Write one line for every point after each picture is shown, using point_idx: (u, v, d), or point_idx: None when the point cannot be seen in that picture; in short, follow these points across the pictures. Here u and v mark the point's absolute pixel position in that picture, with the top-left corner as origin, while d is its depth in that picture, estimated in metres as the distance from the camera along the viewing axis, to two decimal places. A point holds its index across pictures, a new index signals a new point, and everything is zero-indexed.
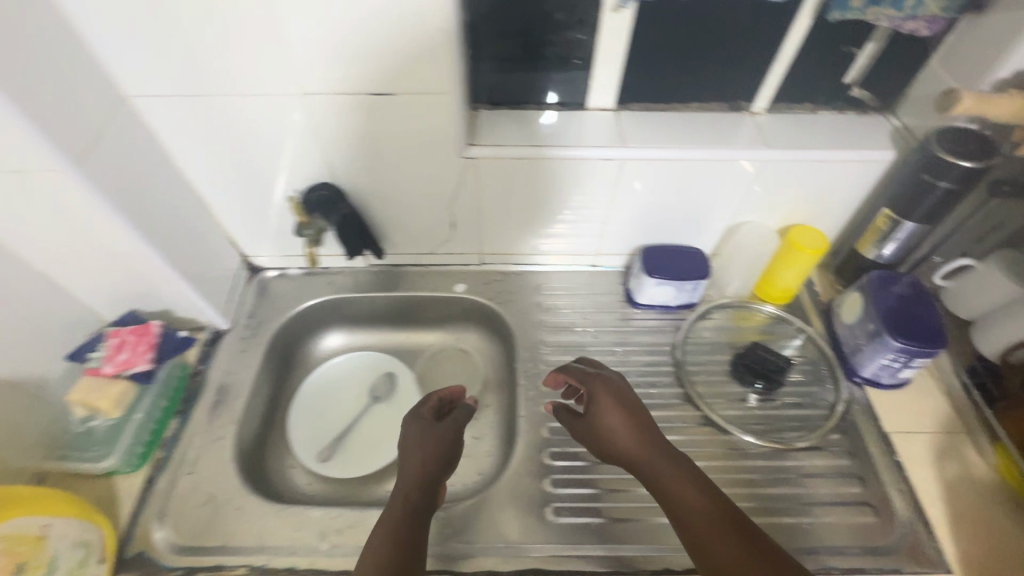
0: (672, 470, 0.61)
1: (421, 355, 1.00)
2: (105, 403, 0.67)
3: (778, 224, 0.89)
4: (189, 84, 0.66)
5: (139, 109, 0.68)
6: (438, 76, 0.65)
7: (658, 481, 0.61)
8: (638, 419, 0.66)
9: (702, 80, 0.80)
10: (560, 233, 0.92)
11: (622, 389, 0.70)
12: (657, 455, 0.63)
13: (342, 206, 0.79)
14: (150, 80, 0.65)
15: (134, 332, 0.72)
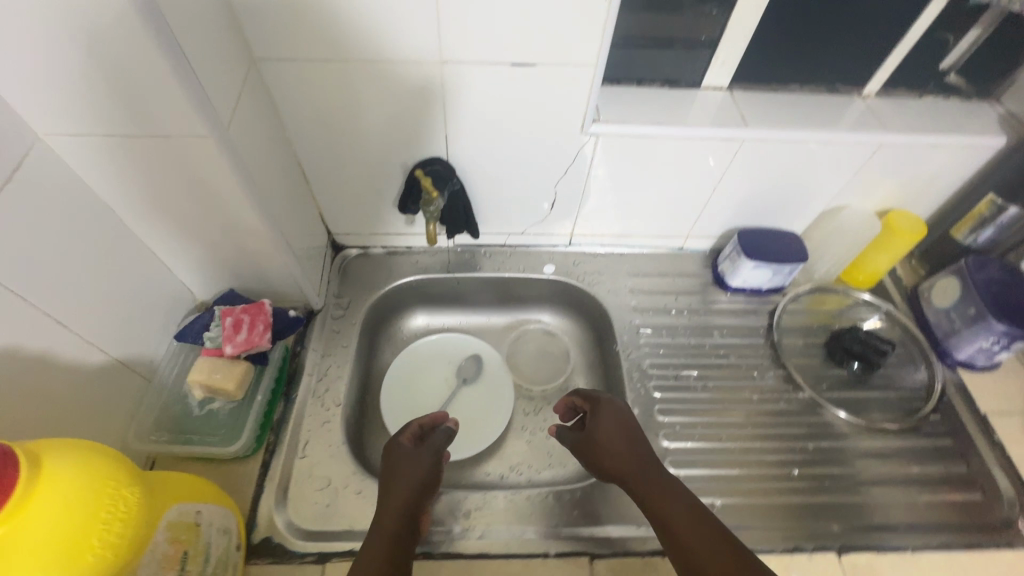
0: (665, 489, 0.60)
1: (505, 338, 0.98)
2: (229, 385, 0.64)
3: (876, 208, 0.90)
4: (322, 47, 0.62)
5: (264, 71, 0.64)
6: (586, 48, 0.63)
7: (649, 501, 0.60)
8: (636, 441, 0.66)
9: (817, 61, 0.80)
10: (657, 214, 0.91)
11: (625, 415, 0.70)
12: (640, 469, 0.64)
13: (455, 182, 0.77)
14: (280, 40, 0.60)
15: (244, 308, 0.68)
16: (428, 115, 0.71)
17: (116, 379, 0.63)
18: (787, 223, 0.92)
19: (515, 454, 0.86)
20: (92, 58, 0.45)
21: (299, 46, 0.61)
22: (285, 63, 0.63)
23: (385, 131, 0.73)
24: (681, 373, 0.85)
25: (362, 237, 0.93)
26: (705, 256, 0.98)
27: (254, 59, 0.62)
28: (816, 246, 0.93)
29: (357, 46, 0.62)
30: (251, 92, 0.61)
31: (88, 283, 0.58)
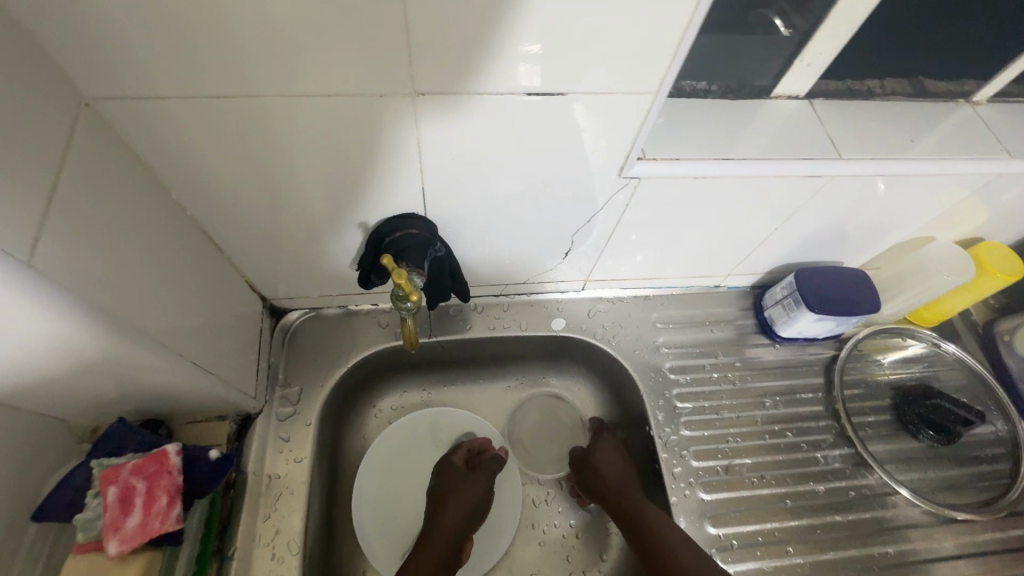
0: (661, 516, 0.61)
1: (505, 408, 0.78)
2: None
3: (958, 238, 0.73)
4: (228, 74, 0.38)
5: (109, 118, 0.40)
6: (649, 68, 0.42)
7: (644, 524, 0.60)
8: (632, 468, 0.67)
9: (923, 55, 0.60)
10: (696, 253, 0.71)
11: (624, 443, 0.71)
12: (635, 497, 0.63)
13: (437, 248, 0.54)
14: (143, 67, 0.37)
15: (131, 469, 0.46)
16: (404, 161, 0.48)
17: None
18: (850, 257, 0.74)
19: (526, 567, 0.69)
20: None
21: (185, 74, 0.38)
22: (153, 102, 0.40)
23: (337, 184, 0.50)
24: (732, 462, 0.68)
25: (310, 299, 0.69)
26: (746, 294, 0.80)
27: (83, 99, 0.39)
28: (886, 284, 0.75)
29: (266, 71, 0.38)
30: (90, 154, 0.38)
31: None
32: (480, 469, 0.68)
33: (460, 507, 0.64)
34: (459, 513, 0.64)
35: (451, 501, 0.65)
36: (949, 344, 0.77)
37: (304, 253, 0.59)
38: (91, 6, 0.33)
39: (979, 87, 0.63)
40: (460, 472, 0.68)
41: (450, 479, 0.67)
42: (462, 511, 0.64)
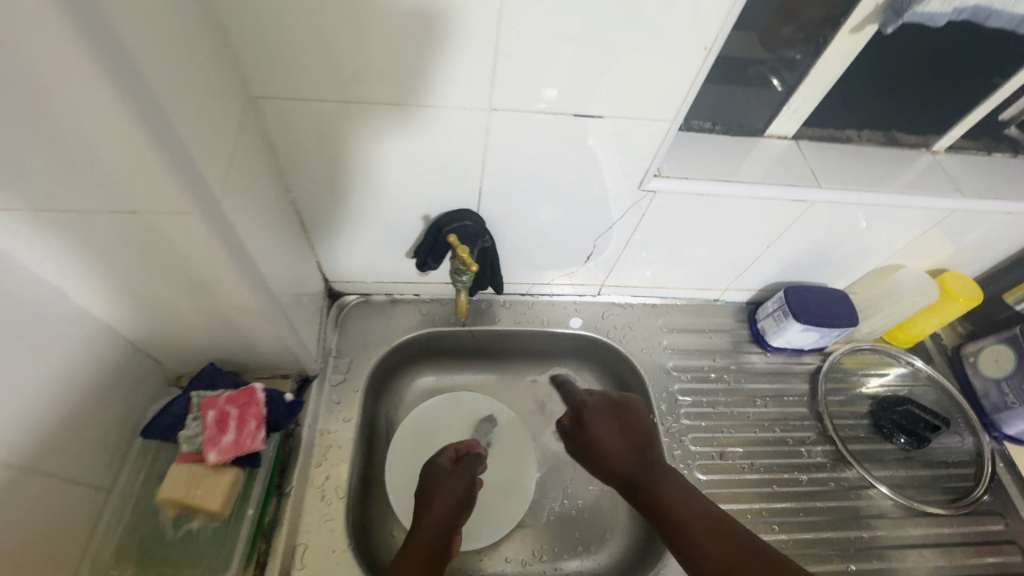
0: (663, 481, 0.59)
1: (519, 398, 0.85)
2: (214, 504, 0.53)
3: (927, 267, 0.84)
4: (351, 85, 0.50)
5: (263, 112, 0.52)
6: (668, 101, 0.54)
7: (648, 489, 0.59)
8: (628, 428, 0.66)
9: (891, 111, 0.73)
10: (698, 267, 0.82)
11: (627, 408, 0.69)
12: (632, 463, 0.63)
13: (485, 239, 0.66)
14: (295, 76, 0.49)
15: (228, 400, 0.56)
16: (467, 163, 0.60)
17: (56, 492, 0.49)
18: (833, 279, 0.85)
19: (538, 536, 0.75)
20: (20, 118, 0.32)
21: (321, 83, 0.50)
22: (290, 103, 0.52)
23: (411, 179, 0.61)
24: (726, 449, 0.77)
25: (364, 284, 0.79)
26: (741, 309, 0.91)
27: (251, 97, 0.50)
28: (864, 304, 0.86)
29: (382, 86, 0.51)
30: (250, 139, 0.50)
31: (27, 385, 0.45)
32: (465, 467, 0.69)
33: (446, 501, 0.63)
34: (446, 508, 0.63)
35: (438, 494, 0.64)
36: (921, 363, 0.87)
37: (369, 239, 0.70)
38: (276, 29, 0.45)
39: (935, 139, 0.75)
40: (444, 469, 0.68)
41: (435, 475, 0.67)
42: (450, 505, 0.63)
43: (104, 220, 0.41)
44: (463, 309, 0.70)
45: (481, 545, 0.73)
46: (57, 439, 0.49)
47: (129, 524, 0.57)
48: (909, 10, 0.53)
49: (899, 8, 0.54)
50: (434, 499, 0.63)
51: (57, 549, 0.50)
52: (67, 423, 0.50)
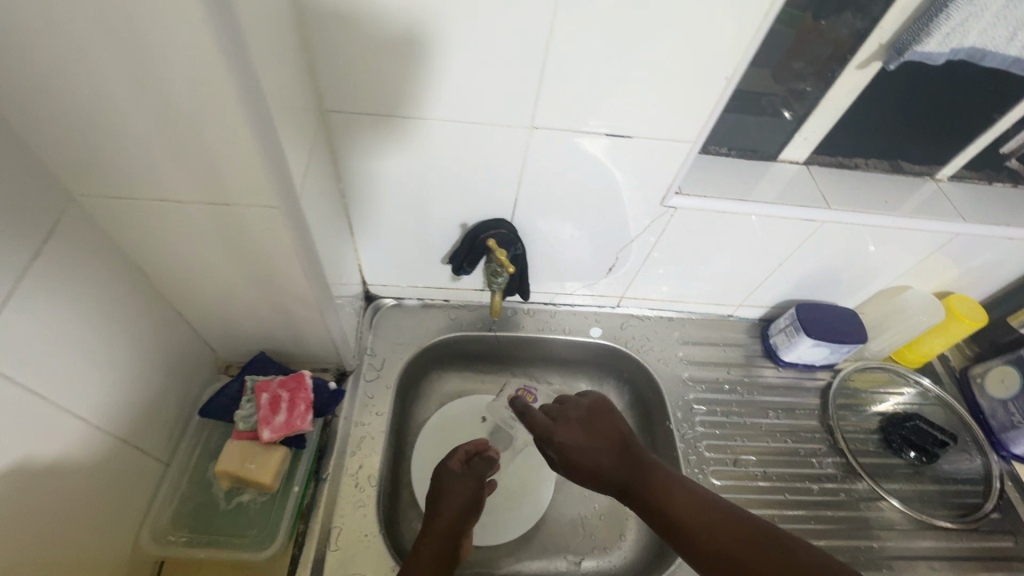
0: (666, 481, 0.57)
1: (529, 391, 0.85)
2: (266, 477, 0.57)
3: (934, 289, 0.88)
4: (408, 102, 0.57)
5: (331, 124, 0.59)
6: (691, 124, 0.60)
7: (656, 495, 0.56)
8: (608, 434, 0.63)
9: (897, 140, 0.78)
10: (714, 282, 0.86)
11: (591, 415, 0.65)
12: (628, 469, 0.59)
13: (518, 246, 0.72)
14: (360, 93, 0.56)
15: (286, 385, 0.61)
16: (505, 174, 0.66)
17: (123, 460, 0.54)
18: (844, 298, 0.89)
19: (556, 535, 0.78)
20: (151, 117, 0.39)
21: (383, 100, 0.56)
22: (354, 117, 0.58)
23: (453, 188, 0.67)
24: (739, 457, 0.80)
25: (399, 288, 0.85)
26: (754, 325, 0.95)
27: (324, 110, 0.57)
28: (874, 323, 0.89)
29: (438, 105, 0.57)
30: (320, 147, 0.56)
31: (110, 356, 0.51)
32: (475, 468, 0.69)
33: (453, 505, 0.63)
34: (453, 513, 0.63)
35: (447, 497, 0.64)
36: (927, 381, 0.90)
37: (409, 244, 0.76)
38: (353, 52, 0.52)
39: (939, 168, 0.80)
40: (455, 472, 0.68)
41: (447, 477, 0.67)
42: (457, 509, 0.63)
43: (198, 210, 0.47)
44: (497, 309, 0.77)
45: (502, 541, 0.76)
46: (129, 409, 0.54)
47: (184, 495, 0.62)
48: (911, 49, 0.60)
49: (902, 47, 0.60)
50: (441, 502, 0.63)
51: (119, 513, 0.54)
52: (139, 395, 0.55)
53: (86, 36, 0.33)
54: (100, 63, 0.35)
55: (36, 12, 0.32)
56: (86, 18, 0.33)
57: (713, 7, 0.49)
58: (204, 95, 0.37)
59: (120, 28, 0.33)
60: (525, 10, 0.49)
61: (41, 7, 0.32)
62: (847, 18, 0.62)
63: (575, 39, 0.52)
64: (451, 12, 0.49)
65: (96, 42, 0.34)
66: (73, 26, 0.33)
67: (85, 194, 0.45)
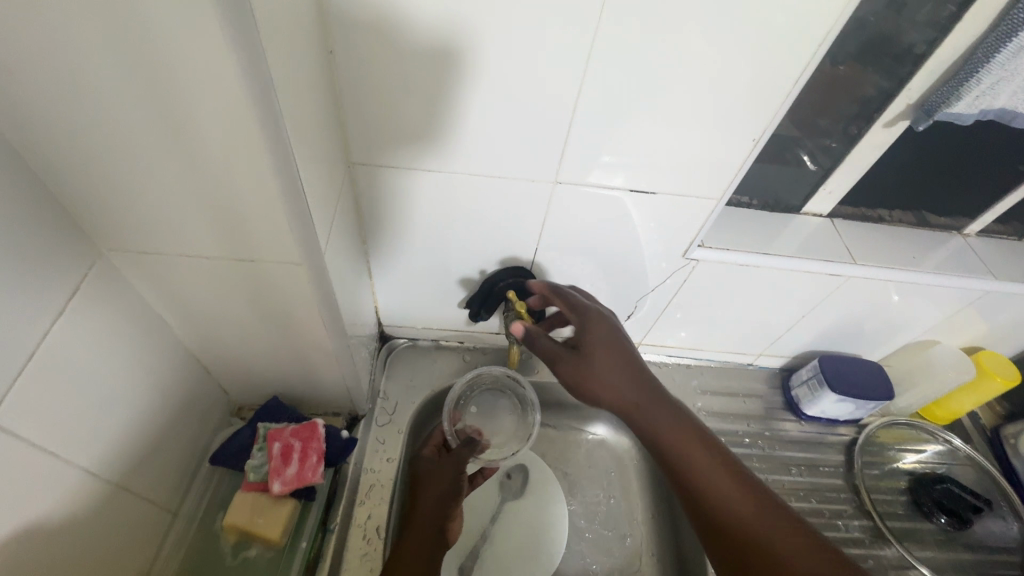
0: (673, 421, 0.60)
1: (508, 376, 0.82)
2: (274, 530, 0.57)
3: (962, 344, 0.85)
4: (439, 155, 0.58)
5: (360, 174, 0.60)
6: (716, 180, 0.61)
7: (656, 432, 0.60)
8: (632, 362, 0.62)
9: (922, 195, 0.77)
10: (734, 332, 0.85)
11: (620, 335, 0.63)
12: (642, 400, 0.61)
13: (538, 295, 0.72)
14: (394, 145, 0.57)
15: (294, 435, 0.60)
16: (529, 222, 0.66)
17: (130, 511, 0.53)
18: (868, 351, 0.87)
19: None
20: (179, 177, 0.39)
21: (415, 152, 0.58)
22: (385, 168, 0.60)
23: (477, 235, 0.68)
24: None
25: (414, 329, 0.84)
26: (775, 375, 0.92)
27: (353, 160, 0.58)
28: (900, 378, 0.86)
29: (462, 158, 0.58)
30: (344, 197, 0.58)
31: (128, 407, 0.50)
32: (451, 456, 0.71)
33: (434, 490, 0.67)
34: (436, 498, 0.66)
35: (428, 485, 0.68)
36: (958, 441, 0.86)
37: (428, 286, 0.76)
38: (384, 108, 0.54)
39: (968, 223, 0.79)
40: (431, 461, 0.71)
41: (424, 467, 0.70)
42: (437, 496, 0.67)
43: (223, 265, 0.47)
44: (514, 358, 0.76)
45: None
46: (140, 459, 0.53)
47: (192, 545, 0.61)
48: (941, 109, 0.60)
49: (932, 107, 0.60)
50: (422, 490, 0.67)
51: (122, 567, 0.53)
52: (151, 444, 0.55)
53: (127, 108, 0.34)
54: (138, 132, 0.36)
55: (83, 88, 0.33)
56: (129, 92, 0.33)
57: (735, 72, 0.51)
58: (238, 165, 0.38)
59: (162, 102, 0.34)
60: (554, 73, 0.51)
61: (89, 83, 0.33)
62: (873, 76, 0.62)
63: (601, 100, 0.53)
64: (483, 73, 0.51)
65: (137, 114, 0.35)
66: (118, 100, 0.34)
67: (111, 249, 0.45)
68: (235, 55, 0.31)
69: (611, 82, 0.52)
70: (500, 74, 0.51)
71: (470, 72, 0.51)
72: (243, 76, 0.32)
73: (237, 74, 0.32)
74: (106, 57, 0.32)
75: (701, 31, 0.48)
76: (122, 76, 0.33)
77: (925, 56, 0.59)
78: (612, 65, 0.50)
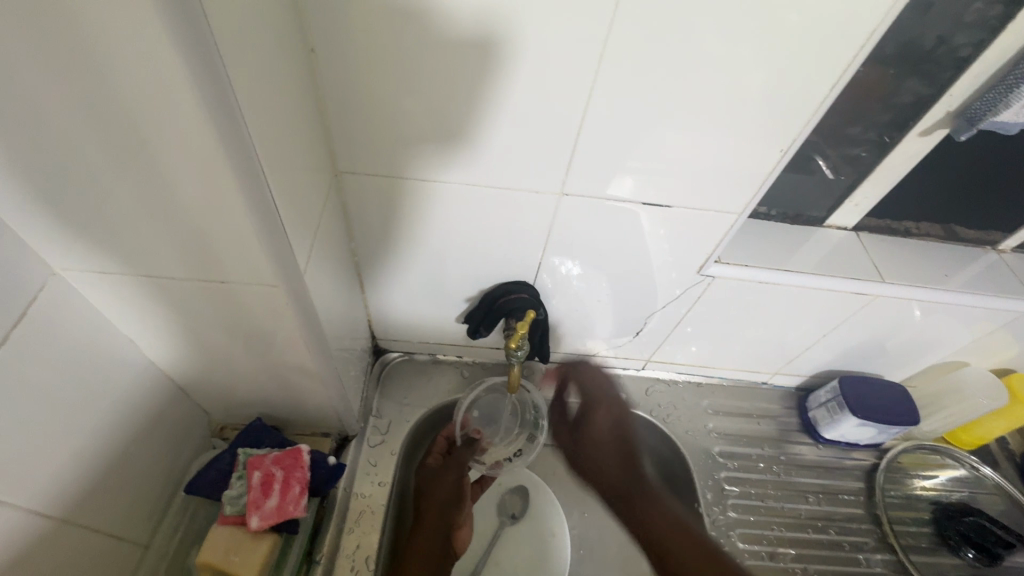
0: (674, 523, 0.65)
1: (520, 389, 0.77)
2: (250, 573, 0.55)
3: (990, 366, 0.80)
4: (439, 165, 0.55)
5: (349, 183, 0.56)
6: (737, 195, 0.57)
7: (651, 519, 0.66)
8: (625, 443, 0.73)
9: (955, 208, 0.71)
10: (750, 351, 0.80)
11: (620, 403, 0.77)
12: (630, 489, 0.69)
13: (540, 312, 0.68)
14: (390, 154, 0.54)
15: (275, 463, 0.60)
16: (534, 235, 0.62)
17: (91, 543, 0.50)
18: (892, 372, 0.82)
19: None
20: (135, 188, 0.36)
21: (413, 162, 0.54)
22: (380, 179, 0.56)
23: (479, 247, 0.64)
24: (776, 550, 0.73)
25: (410, 343, 0.80)
26: (791, 394, 0.87)
27: (342, 168, 0.55)
28: (925, 401, 0.81)
29: (455, 168, 0.55)
30: (330, 208, 0.54)
31: (86, 436, 0.47)
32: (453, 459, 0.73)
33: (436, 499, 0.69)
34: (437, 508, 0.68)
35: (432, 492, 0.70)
36: (987, 469, 0.81)
37: (426, 298, 0.72)
38: (371, 109, 0.50)
39: (1002, 239, 0.74)
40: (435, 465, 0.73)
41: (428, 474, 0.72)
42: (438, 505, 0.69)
43: (188, 286, 0.45)
44: (514, 384, 0.72)
45: None
46: (103, 489, 0.50)
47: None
48: (986, 119, 0.56)
49: (975, 117, 0.57)
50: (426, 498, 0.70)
51: None
52: (117, 470, 0.52)
53: (69, 122, 0.33)
54: (85, 147, 0.34)
55: (23, 101, 0.31)
56: (72, 106, 0.32)
57: (758, 78, 0.46)
58: (194, 179, 0.36)
59: (106, 114, 0.32)
60: (561, 74, 0.47)
61: (30, 95, 0.31)
62: (913, 83, 0.58)
63: (614, 104, 0.49)
64: (479, 74, 0.47)
65: (80, 128, 0.33)
66: (60, 114, 0.32)
67: (66, 269, 0.43)
68: (184, 61, 0.30)
69: (624, 84, 0.47)
70: (498, 78, 0.47)
71: (466, 76, 0.47)
72: (197, 83, 0.30)
73: (187, 79, 0.30)
74: (44, 66, 0.30)
75: (718, 36, 0.44)
76: (62, 86, 0.31)
77: (971, 59, 0.55)
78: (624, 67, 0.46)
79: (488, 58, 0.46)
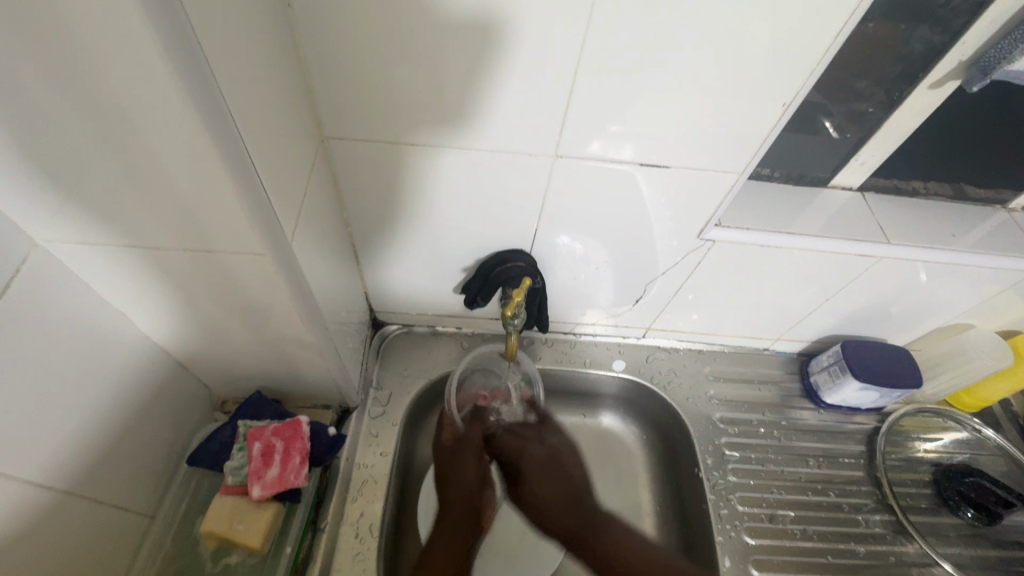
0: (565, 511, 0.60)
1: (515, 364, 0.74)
2: (254, 538, 0.57)
3: (996, 328, 0.79)
4: (430, 130, 0.53)
5: (337, 151, 0.55)
6: (737, 153, 0.55)
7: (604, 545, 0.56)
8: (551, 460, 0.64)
9: (965, 165, 0.69)
10: (751, 317, 0.79)
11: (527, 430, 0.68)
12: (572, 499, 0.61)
13: (536, 279, 0.67)
14: (379, 121, 0.52)
15: (279, 438, 0.61)
16: (531, 202, 0.61)
17: (96, 514, 0.50)
18: (895, 335, 0.81)
19: None
20: (113, 158, 0.35)
21: (403, 128, 0.53)
22: (369, 146, 0.55)
23: (474, 216, 0.63)
24: (776, 512, 0.74)
25: (408, 315, 0.79)
26: (792, 360, 0.87)
27: (329, 135, 0.53)
28: (928, 364, 0.81)
29: (445, 132, 0.53)
30: (318, 175, 0.53)
31: (83, 411, 0.47)
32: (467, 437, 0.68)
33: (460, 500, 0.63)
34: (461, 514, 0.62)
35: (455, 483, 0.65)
36: (990, 431, 0.81)
37: (424, 269, 0.71)
38: (357, 70, 0.48)
39: (1015, 196, 0.72)
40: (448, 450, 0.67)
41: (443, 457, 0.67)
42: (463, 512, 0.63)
43: (175, 257, 0.44)
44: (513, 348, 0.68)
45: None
46: (105, 462, 0.51)
47: (170, 554, 0.59)
48: (1000, 67, 0.54)
49: (989, 66, 0.55)
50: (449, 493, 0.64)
51: (95, 568, 0.51)
52: (119, 443, 0.52)
53: (30, 81, 0.31)
54: (52, 113, 0.32)
55: None
56: (37, 69, 0.30)
57: (760, 28, 0.44)
58: (171, 145, 0.34)
59: (71, 75, 0.31)
60: (551, 29, 0.44)
61: None
62: (923, 31, 0.55)
63: (609, 60, 0.47)
64: (467, 32, 0.45)
65: (46, 92, 0.31)
66: (21, 72, 0.30)
67: (49, 241, 0.42)
68: (150, 21, 0.28)
69: (619, 39, 0.45)
70: (486, 37, 0.45)
71: (454, 36, 0.45)
72: (165, 43, 0.29)
73: (153, 37, 0.29)
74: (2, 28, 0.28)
75: None
76: (23, 46, 0.29)
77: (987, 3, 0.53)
78: (618, 21, 0.44)
79: (474, 13, 0.44)
